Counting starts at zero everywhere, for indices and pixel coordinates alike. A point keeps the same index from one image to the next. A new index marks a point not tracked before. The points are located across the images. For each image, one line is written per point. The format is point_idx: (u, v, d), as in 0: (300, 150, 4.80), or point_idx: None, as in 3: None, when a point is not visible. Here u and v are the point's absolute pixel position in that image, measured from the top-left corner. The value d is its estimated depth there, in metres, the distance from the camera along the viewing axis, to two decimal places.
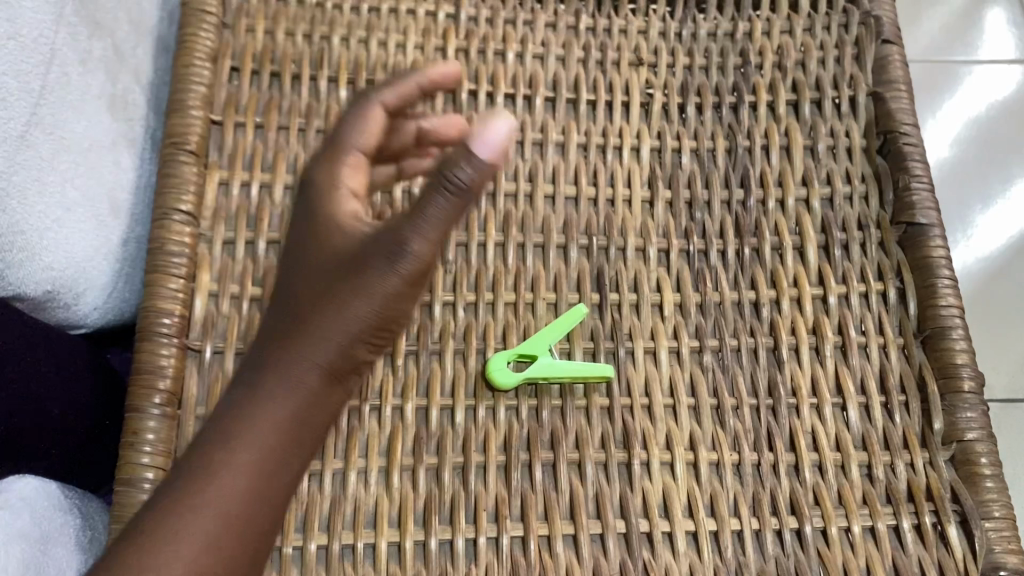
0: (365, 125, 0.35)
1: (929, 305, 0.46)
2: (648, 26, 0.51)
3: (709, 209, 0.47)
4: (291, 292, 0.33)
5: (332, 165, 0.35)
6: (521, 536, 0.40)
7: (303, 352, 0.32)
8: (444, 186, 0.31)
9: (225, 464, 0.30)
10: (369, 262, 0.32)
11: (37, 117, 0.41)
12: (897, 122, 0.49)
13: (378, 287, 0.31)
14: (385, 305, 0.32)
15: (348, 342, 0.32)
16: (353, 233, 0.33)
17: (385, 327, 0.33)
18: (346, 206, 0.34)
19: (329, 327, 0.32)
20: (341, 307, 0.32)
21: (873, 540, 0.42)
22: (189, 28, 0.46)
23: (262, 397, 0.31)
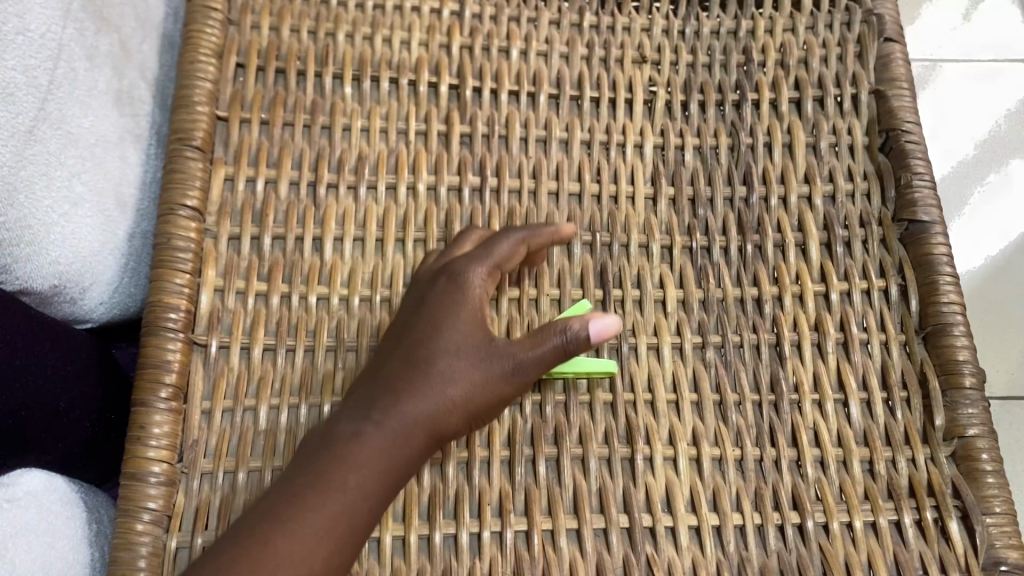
0: (499, 251, 0.41)
1: (931, 302, 0.46)
2: (652, 24, 0.51)
3: (712, 205, 0.48)
4: (405, 354, 0.39)
5: (467, 272, 0.40)
6: (525, 530, 0.40)
7: (412, 415, 0.37)
8: (566, 339, 0.38)
9: (329, 493, 0.34)
10: (489, 367, 0.38)
11: (45, 112, 0.41)
12: (898, 120, 0.49)
13: (488, 382, 0.38)
14: (481, 392, 0.38)
15: (447, 423, 0.37)
16: (466, 323, 0.39)
17: (481, 420, 0.39)
18: (468, 299, 0.40)
19: (434, 399, 0.37)
20: (452, 387, 0.37)
21: (875, 535, 0.42)
22: (194, 24, 0.47)
23: (372, 445, 0.36)
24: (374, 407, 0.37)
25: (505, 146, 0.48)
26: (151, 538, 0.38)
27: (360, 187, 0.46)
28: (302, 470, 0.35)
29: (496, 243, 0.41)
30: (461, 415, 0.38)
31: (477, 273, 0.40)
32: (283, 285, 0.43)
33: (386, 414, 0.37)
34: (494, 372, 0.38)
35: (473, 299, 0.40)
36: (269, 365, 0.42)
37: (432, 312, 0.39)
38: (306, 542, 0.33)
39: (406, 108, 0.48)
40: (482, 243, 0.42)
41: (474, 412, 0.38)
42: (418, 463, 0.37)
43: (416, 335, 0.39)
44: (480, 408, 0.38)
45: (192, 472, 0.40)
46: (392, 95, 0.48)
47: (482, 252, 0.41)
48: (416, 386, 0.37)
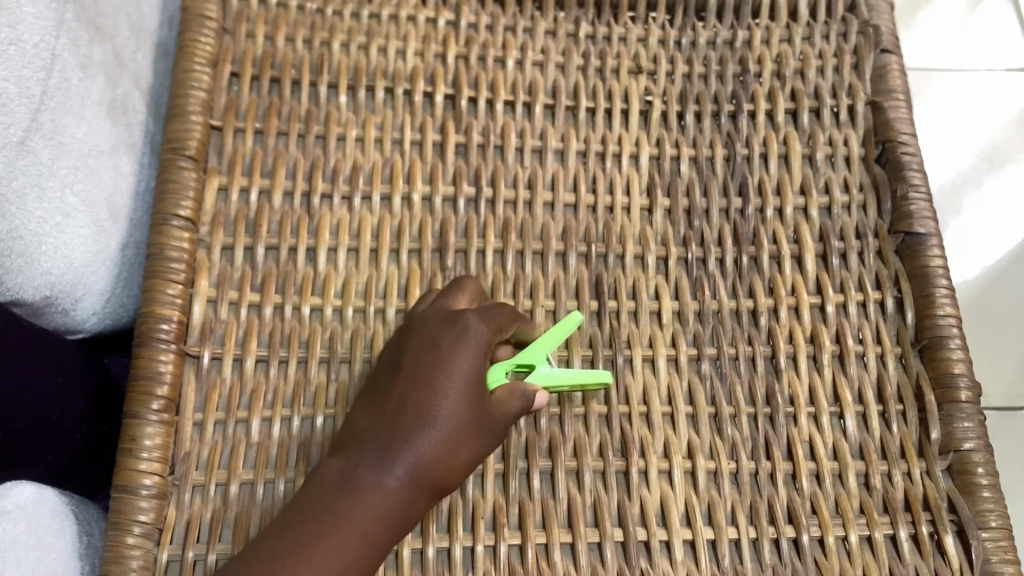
0: (501, 317, 0.40)
1: (926, 315, 0.46)
2: (648, 34, 0.51)
3: (708, 216, 0.47)
4: (416, 400, 0.37)
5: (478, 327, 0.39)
6: (519, 544, 0.40)
7: (424, 477, 0.36)
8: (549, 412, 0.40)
9: (343, 544, 0.34)
10: (492, 427, 0.38)
11: (37, 122, 0.41)
12: (895, 132, 0.49)
13: (490, 442, 0.38)
14: (481, 453, 0.38)
15: (449, 486, 0.37)
16: (477, 375, 0.38)
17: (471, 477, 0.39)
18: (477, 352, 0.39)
19: (445, 456, 0.36)
20: (463, 446, 0.37)
21: (870, 549, 0.42)
22: (188, 33, 0.46)
23: (385, 502, 0.35)
24: (392, 457, 0.36)
25: (500, 156, 0.47)
26: (142, 552, 0.38)
27: (354, 197, 0.45)
28: (312, 516, 0.35)
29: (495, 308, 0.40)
30: (465, 471, 0.37)
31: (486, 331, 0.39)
32: (276, 295, 0.43)
33: (402, 466, 0.36)
34: (495, 433, 0.38)
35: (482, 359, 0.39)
36: (262, 377, 0.42)
37: (443, 357, 0.38)
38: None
39: (402, 118, 0.48)
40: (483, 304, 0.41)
41: (470, 471, 0.38)
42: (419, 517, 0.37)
43: (428, 380, 0.37)
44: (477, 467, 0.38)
45: (184, 484, 0.40)
46: (388, 104, 0.48)
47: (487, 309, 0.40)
48: (430, 436, 0.36)
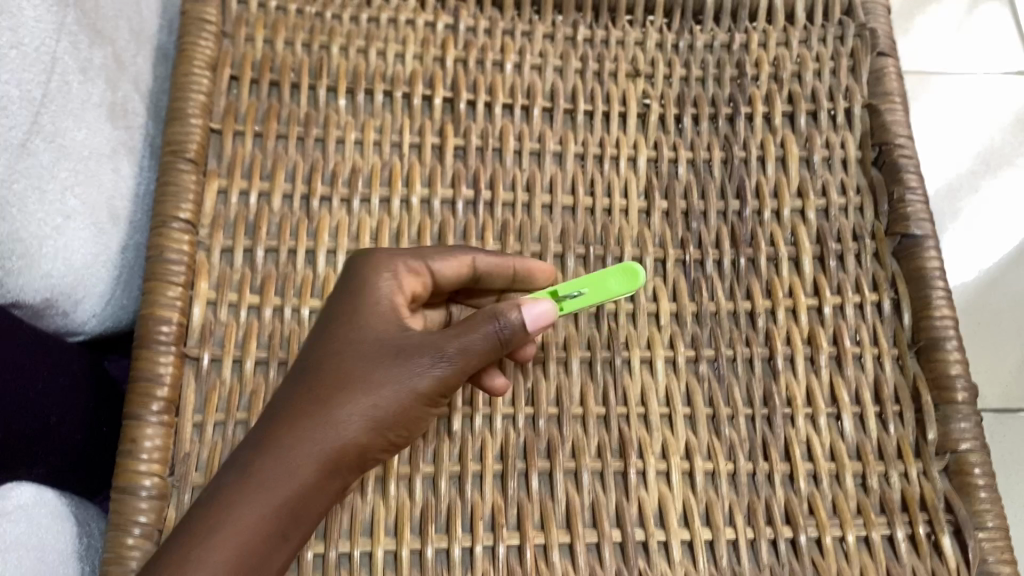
0: (434, 257, 0.40)
1: (923, 316, 0.46)
2: (646, 38, 0.52)
3: (706, 219, 0.48)
4: (318, 361, 0.37)
5: (381, 274, 0.39)
6: (518, 544, 0.40)
7: (332, 426, 0.35)
8: (497, 328, 0.37)
9: (236, 514, 0.34)
10: (411, 360, 0.36)
11: (37, 126, 0.41)
12: (891, 134, 0.50)
13: (410, 375, 0.36)
14: (405, 388, 0.36)
15: (375, 430, 0.36)
16: (371, 332, 0.37)
17: (422, 417, 0.37)
18: (381, 296, 0.38)
19: (352, 400, 0.36)
20: (373, 384, 0.36)
21: (867, 550, 0.42)
22: (188, 37, 0.47)
23: (288, 454, 0.34)
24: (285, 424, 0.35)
25: (498, 159, 0.48)
26: (141, 553, 0.38)
27: (353, 200, 0.46)
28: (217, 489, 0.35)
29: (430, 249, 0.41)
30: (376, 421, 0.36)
31: (393, 272, 0.39)
32: (276, 297, 0.43)
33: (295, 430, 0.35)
34: (419, 362, 0.36)
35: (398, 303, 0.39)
36: (262, 379, 0.42)
37: (344, 314, 0.38)
38: (212, 560, 0.32)
39: (401, 121, 0.48)
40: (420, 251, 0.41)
41: (404, 411, 0.36)
42: (350, 462, 0.36)
43: (335, 333, 0.38)
44: (399, 410, 0.36)
45: (184, 485, 0.40)
46: (387, 107, 0.49)
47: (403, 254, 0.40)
48: (324, 401, 0.36)
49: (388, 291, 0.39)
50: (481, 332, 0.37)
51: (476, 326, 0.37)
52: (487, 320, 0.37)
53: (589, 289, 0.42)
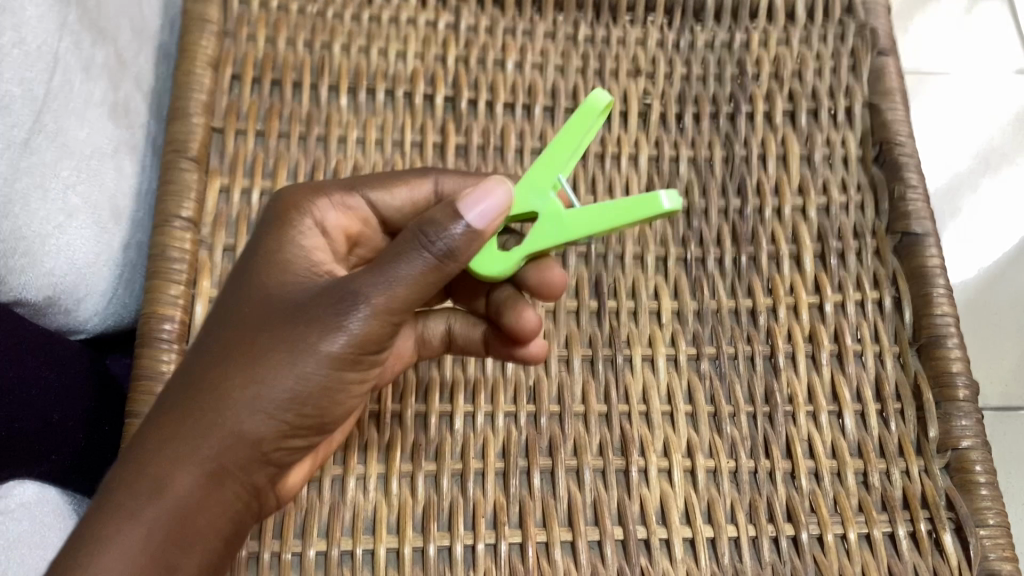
0: (378, 185, 0.39)
1: (924, 314, 0.46)
2: (647, 36, 0.52)
3: (707, 217, 0.48)
4: (218, 336, 0.34)
5: (298, 215, 0.37)
6: (520, 541, 0.40)
7: (220, 417, 0.32)
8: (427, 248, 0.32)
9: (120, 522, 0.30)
10: (314, 323, 0.32)
11: (40, 124, 0.41)
12: (892, 132, 0.50)
13: (311, 346, 0.32)
14: (306, 364, 0.32)
15: (268, 415, 0.33)
16: (271, 295, 0.34)
17: (338, 389, 0.34)
18: (291, 247, 0.36)
19: (245, 386, 0.32)
20: (269, 362, 0.32)
21: (869, 547, 0.42)
22: (190, 35, 0.47)
23: (170, 455, 0.31)
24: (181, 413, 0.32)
25: (500, 158, 0.48)
26: None
27: None
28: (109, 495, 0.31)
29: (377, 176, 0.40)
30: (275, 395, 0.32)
31: (319, 207, 0.38)
32: None
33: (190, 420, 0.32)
34: (324, 327, 0.32)
35: (329, 240, 0.38)
36: None
37: (250, 268, 0.35)
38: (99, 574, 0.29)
39: (402, 120, 0.48)
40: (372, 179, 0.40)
41: (308, 388, 0.33)
42: (247, 454, 0.32)
43: (234, 303, 0.34)
44: (305, 385, 0.33)
45: None
46: (388, 106, 0.49)
47: (336, 185, 0.39)
48: (218, 379, 0.32)
49: (303, 237, 0.36)
50: (399, 272, 0.32)
51: (392, 270, 0.32)
52: (411, 249, 0.32)
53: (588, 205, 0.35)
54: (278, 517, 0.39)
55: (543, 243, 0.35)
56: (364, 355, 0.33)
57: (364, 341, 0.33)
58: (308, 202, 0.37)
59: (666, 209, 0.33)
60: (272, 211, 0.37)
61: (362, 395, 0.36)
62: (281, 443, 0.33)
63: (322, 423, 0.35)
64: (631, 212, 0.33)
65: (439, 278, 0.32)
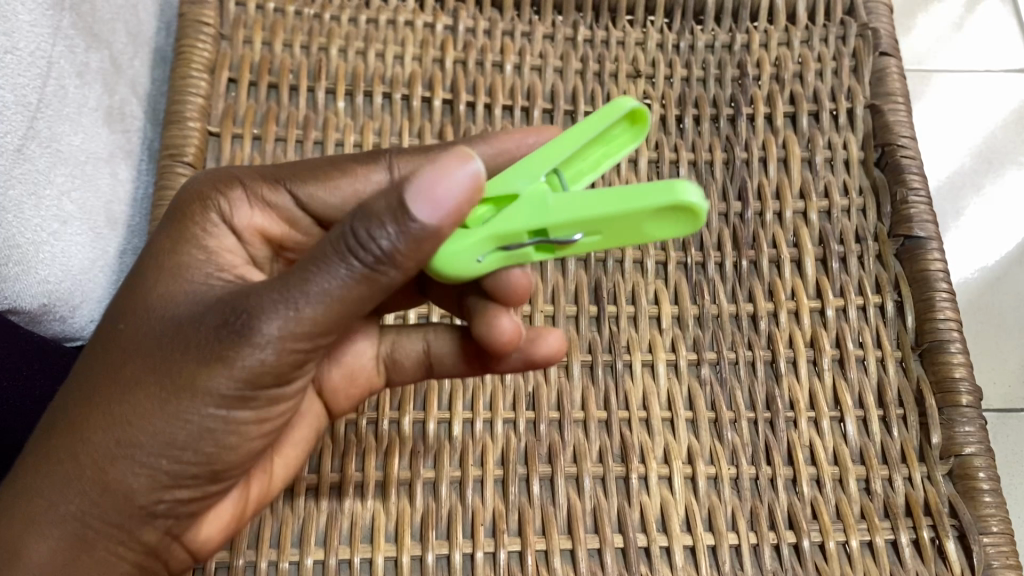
0: (312, 182, 0.38)
1: (927, 319, 0.46)
2: (646, 38, 0.51)
3: (707, 221, 0.47)
4: (100, 359, 0.32)
5: (203, 210, 0.35)
6: (519, 550, 0.40)
7: (83, 469, 0.31)
8: (348, 246, 0.28)
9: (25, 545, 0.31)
10: (193, 350, 0.30)
11: (33, 131, 0.41)
12: (894, 134, 0.49)
13: (188, 382, 0.30)
14: (181, 402, 0.30)
15: (139, 464, 0.31)
16: (162, 318, 0.32)
17: (227, 428, 0.31)
18: (189, 251, 0.34)
19: (113, 430, 0.31)
20: (139, 399, 0.31)
21: (872, 554, 0.42)
22: (186, 39, 0.46)
23: (44, 498, 0.31)
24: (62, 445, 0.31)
25: None
26: None
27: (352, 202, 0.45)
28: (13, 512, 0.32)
29: (311, 169, 0.38)
30: (148, 433, 0.31)
31: (229, 201, 0.36)
32: None
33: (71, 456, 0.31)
34: (208, 355, 0.30)
35: (241, 240, 0.36)
36: None
37: (140, 275, 0.33)
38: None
39: (400, 124, 0.48)
40: (312, 175, 0.38)
41: (185, 431, 0.31)
42: (117, 506, 0.31)
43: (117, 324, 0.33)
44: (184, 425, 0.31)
45: None
46: (386, 110, 0.48)
47: (256, 176, 0.37)
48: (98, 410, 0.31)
49: (205, 238, 0.35)
50: (300, 285, 0.29)
51: (290, 283, 0.29)
52: (324, 253, 0.28)
53: (592, 196, 0.28)
54: (275, 525, 0.39)
55: (515, 226, 0.29)
56: (258, 389, 0.31)
57: (250, 372, 0.30)
58: (216, 194, 0.36)
59: (690, 205, 0.26)
60: (173, 203, 0.37)
61: (265, 435, 0.33)
62: (164, 494, 0.32)
63: (210, 469, 0.32)
64: (641, 200, 0.26)
65: (359, 290, 0.29)
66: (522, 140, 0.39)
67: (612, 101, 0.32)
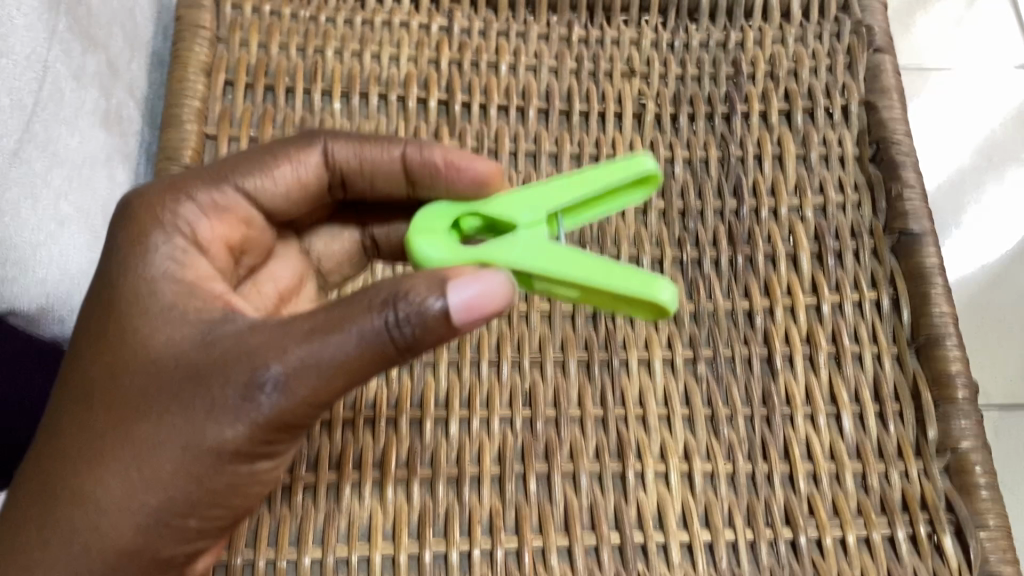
0: (254, 173, 0.38)
1: (922, 313, 0.46)
2: (641, 36, 0.51)
3: (703, 218, 0.47)
4: (102, 371, 0.33)
5: (162, 231, 0.34)
6: (515, 547, 0.40)
7: (88, 466, 0.32)
8: (386, 324, 0.30)
9: (32, 554, 0.32)
10: (217, 408, 0.31)
11: (29, 134, 0.42)
12: (889, 130, 0.50)
13: (213, 437, 0.31)
14: (204, 456, 0.31)
15: (164, 526, 0.32)
16: (172, 366, 0.32)
17: (249, 481, 0.33)
18: (163, 286, 0.33)
19: (132, 439, 0.31)
20: (168, 418, 0.31)
21: (868, 550, 0.42)
22: (182, 42, 0.47)
23: (48, 492, 0.32)
24: (71, 455, 0.32)
25: (494, 160, 0.48)
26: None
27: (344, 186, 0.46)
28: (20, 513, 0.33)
29: (250, 161, 0.38)
30: (169, 489, 0.31)
31: (182, 213, 0.35)
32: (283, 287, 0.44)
33: (82, 467, 0.32)
34: (228, 413, 0.31)
35: (206, 257, 0.36)
36: None
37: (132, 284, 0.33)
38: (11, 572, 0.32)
39: (396, 124, 0.48)
40: (251, 166, 0.38)
41: (210, 490, 0.32)
42: (141, 562, 0.32)
43: (115, 345, 0.33)
44: (208, 487, 0.32)
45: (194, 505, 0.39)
46: (382, 111, 0.48)
47: (202, 182, 0.37)
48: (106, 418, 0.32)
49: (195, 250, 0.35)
50: (333, 353, 0.30)
51: (322, 349, 0.30)
52: (358, 320, 0.30)
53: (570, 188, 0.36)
54: (273, 523, 0.39)
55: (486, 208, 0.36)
56: (271, 445, 0.32)
57: (272, 429, 0.31)
58: (170, 211, 0.35)
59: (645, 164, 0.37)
60: (124, 228, 0.35)
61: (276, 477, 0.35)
62: (186, 546, 0.33)
63: (232, 516, 0.34)
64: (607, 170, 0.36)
65: (368, 361, 0.30)
66: (458, 162, 0.39)
67: (658, 299, 0.33)
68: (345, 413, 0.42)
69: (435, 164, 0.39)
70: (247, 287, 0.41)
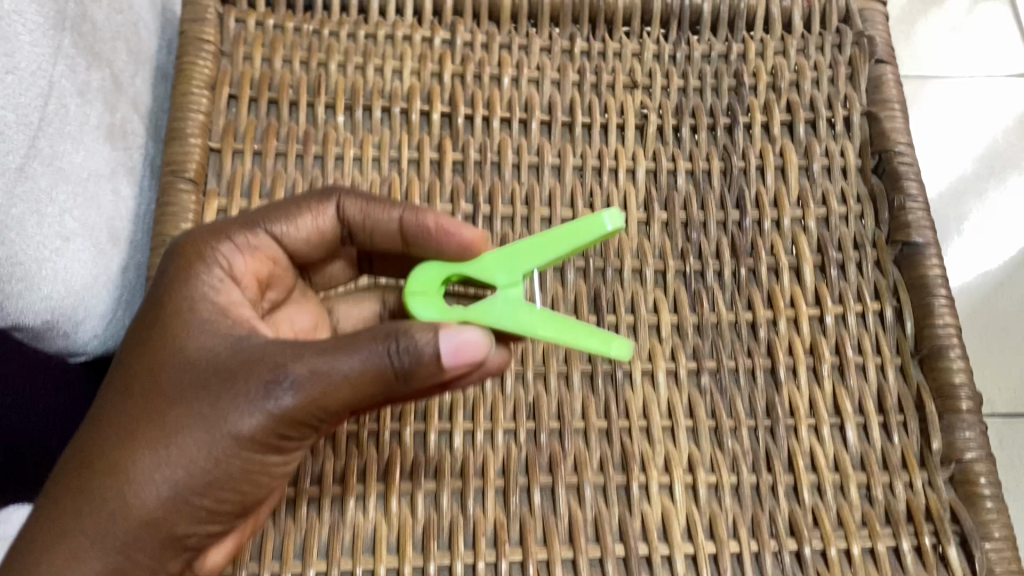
0: (282, 220, 0.38)
1: (926, 325, 0.46)
2: (643, 48, 0.52)
3: (705, 229, 0.47)
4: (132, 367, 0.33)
5: (204, 266, 0.35)
6: (520, 560, 0.40)
7: (98, 466, 0.32)
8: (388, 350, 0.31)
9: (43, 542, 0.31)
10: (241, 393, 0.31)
11: (35, 150, 0.42)
12: (891, 142, 0.50)
13: (231, 422, 0.31)
14: (222, 438, 0.31)
15: (182, 502, 0.32)
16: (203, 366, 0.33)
17: (261, 471, 0.33)
18: (202, 307, 0.34)
19: (155, 425, 0.32)
20: (192, 408, 0.32)
21: (873, 561, 0.42)
22: (187, 57, 0.47)
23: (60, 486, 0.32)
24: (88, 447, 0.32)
25: (497, 173, 0.48)
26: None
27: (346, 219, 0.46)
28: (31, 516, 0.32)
29: (279, 207, 0.38)
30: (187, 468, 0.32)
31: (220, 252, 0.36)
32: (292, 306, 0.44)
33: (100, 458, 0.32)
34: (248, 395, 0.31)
35: (241, 288, 0.36)
36: None
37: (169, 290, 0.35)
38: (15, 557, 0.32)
39: (399, 137, 0.48)
40: (275, 215, 0.38)
41: (225, 472, 0.32)
42: (156, 540, 0.32)
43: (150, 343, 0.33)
44: (224, 470, 0.32)
45: None
46: (385, 124, 0.49)
47: (238, 225, 0.37)
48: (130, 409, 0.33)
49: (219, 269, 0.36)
50: (338, 371, 0.31)
51: (332, 366, 0.31)
52: (364, 345, 0.31)
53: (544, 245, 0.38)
54: (277, 537, 0.39)
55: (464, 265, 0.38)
56: (284, 440, 0.33)
57: (288, 423, 0.32)
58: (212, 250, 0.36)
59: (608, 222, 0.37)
60: (170, 262, 0.36)
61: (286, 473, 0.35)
62: (199, 528, 0.33)
63: (241, 506, 0.34)
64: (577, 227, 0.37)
65: (370, 385, 0.31)
66: (447, 229, 0.39)
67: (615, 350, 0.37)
68: (348, 425, 0.42)
69: (428, 229, 0.39)
70: (270, 325, 0.40)
